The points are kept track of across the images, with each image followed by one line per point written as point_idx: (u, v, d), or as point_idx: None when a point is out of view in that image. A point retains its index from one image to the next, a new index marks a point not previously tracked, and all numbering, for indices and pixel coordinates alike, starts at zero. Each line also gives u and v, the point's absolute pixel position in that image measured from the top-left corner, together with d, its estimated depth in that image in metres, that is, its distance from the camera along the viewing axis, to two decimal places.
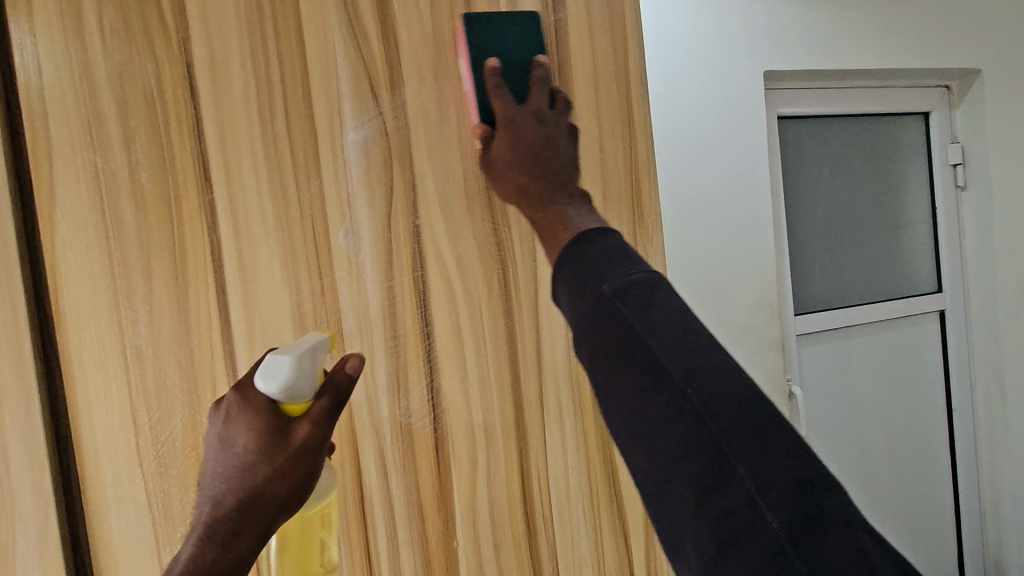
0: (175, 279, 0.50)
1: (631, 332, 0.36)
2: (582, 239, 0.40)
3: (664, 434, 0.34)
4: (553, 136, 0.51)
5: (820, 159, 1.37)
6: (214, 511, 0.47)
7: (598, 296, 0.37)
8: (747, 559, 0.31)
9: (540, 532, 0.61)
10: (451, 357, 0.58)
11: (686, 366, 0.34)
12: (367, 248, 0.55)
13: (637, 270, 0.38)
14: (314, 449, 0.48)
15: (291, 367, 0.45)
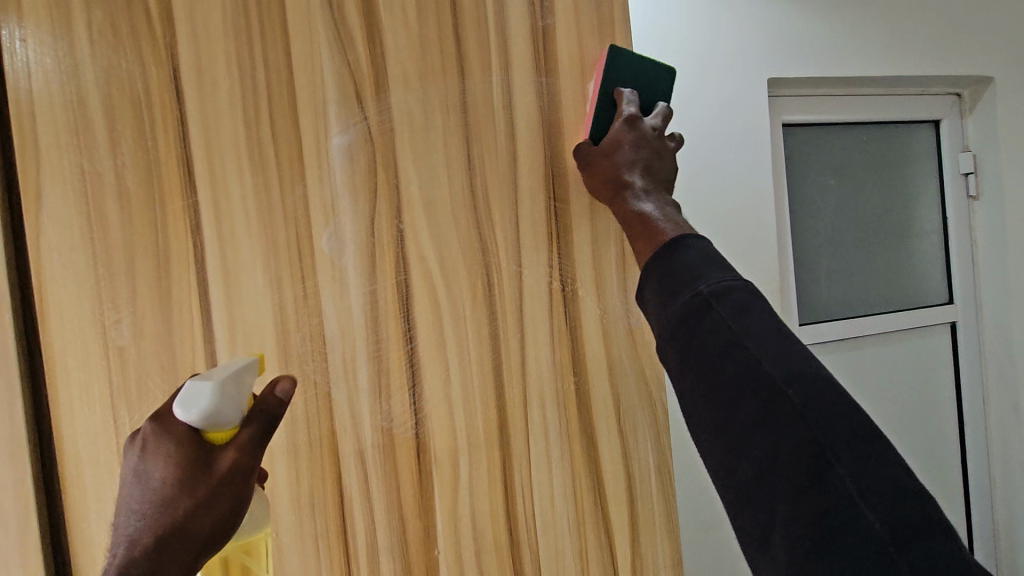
0: (158, 280, 0.51)
1: (725, 331, 0.43)
2: (689, 244, 0.49)
3: (767, 429, 0.41)
4: (654, 160, 0.60)
5: (825, 167, 1.35)
6: (128, 551, 0.46)
7: (697, 295, 0.45)
8: (846, 542, 0.37)
9: (523, 540, 0.60)
10: (433, 362, 0.57)
11: (785, 367, 0.42)
12: (350, 252, 0.55)
13: (735, 278, 0.46)
14: (241, 479, 0.49)
15: (214, 394, 0.45)
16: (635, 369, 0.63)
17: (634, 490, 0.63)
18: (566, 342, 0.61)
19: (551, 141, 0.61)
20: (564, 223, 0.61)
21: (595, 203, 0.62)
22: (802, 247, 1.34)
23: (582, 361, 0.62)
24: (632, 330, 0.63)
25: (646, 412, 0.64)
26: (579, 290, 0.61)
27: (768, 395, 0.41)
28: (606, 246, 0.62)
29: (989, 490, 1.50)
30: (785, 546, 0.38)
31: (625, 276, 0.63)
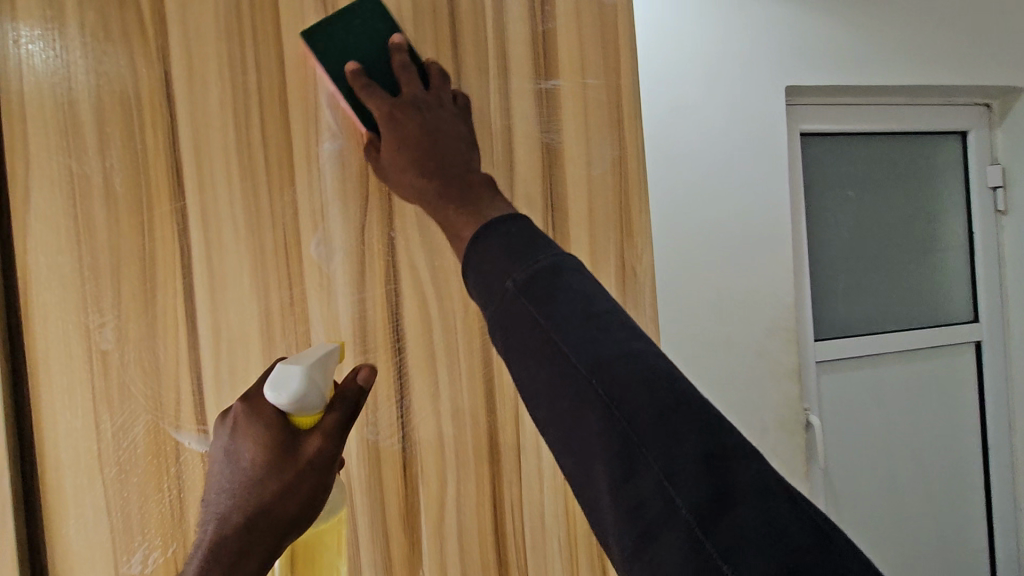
0: (143, 285, 0.51)
1: (535, 331, 0.36)
2: (490, 225, 0.40)
3: (580, 427, 0.34)
4: (441, 117, 0.50)
5: (844, 177, 1.31)
6: (221, 528, 0.46)
7: (505, 292, 0.37)
8: (666, 543, 0.31)
9: (511, 561, 0.58)
10: (422, 373, 0.56)
11: (595, 357, 0.34)
12: (340, 258, 0.54)
13: (541, 256, 0.38)
14: (326, 464, 0.47)
15: (303, 377, 0.43)
16: None
17: None
18: None
19: (549, 148, 0.59)
20: (561, 233, 0.59)
21: (594, 214, 0.60)
22: (818, 261, 1.30)
23: None
24: None
25: None
26: None
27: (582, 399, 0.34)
28: (605, 257, 0.60)
29: (1015, 517, 1.43)
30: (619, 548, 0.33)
31: (623, 289, 0.60)
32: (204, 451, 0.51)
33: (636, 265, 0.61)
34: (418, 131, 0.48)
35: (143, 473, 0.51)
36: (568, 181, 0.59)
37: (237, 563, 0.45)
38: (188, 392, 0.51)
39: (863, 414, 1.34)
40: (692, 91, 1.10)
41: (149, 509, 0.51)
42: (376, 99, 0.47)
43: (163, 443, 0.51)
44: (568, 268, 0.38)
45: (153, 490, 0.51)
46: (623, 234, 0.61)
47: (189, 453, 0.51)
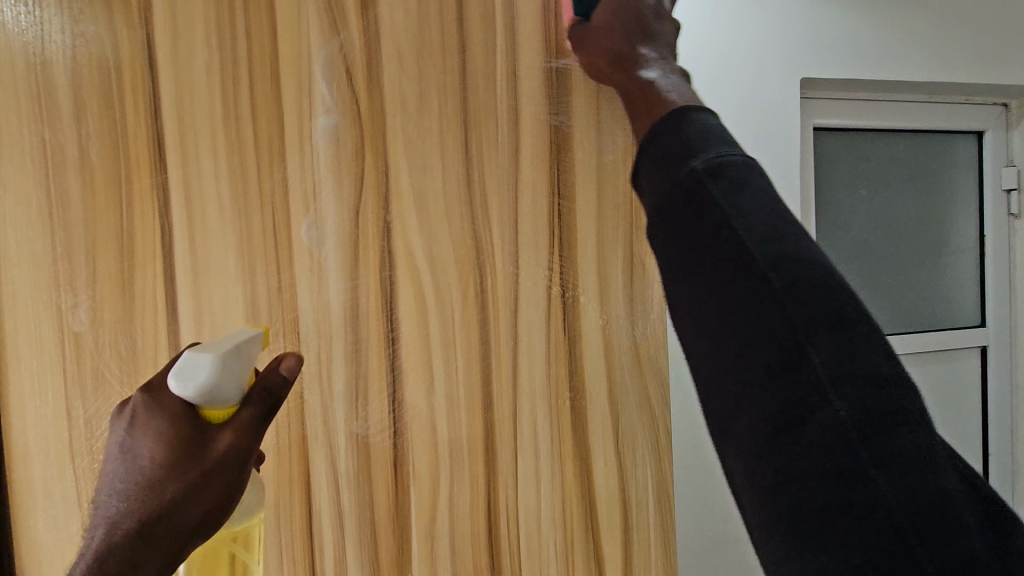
0: (120, 265, 0.47)
1: (722, 221, 0.33)
2: (684, 112, 0.37)
3: (739, 318, 0.32)
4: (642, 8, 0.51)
5: (856, 176, 1.27)
6: (108, 536, 0.41)
7: (689, 172, 0.34)
8: (809, 442, 0.30)
9: (505, 566, 0.55)
10: (416, 367, 0.53)
11: (782, 257, 0.32)
12: (331, 243, 0.51)
13: (737, 151, 0.35)
14: (237, 463, 0.44)
15: (214, 367, 0.40)
16: (638, 387, 0.57)
17: (629, 519, 0.57)
18: (564, 353, 0.55)
19: (558, 132, 0.55)
20: (568, 222, 0.56)
21: (603, 203, 0.56)
22: None
23: (579, 374, 0.56)
24: (636, 344, 0.57)
25: (647, 434, 0.57)
26: (581, 297, 0.56)
27: (752, 291, 0.32)
28: (613, 249, 0.56)
29: None
30: (749, 438, 0.31)
31: (632, 283, 0.57)
32: None
33: (646, 259, 0.57)
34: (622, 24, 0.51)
35: None
36: (577, 167, 0.56)
37: None
38: None
39: None
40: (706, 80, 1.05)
41: None
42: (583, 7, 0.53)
43: None
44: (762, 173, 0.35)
45: None
46: (633, 226, 0.57)
47: None
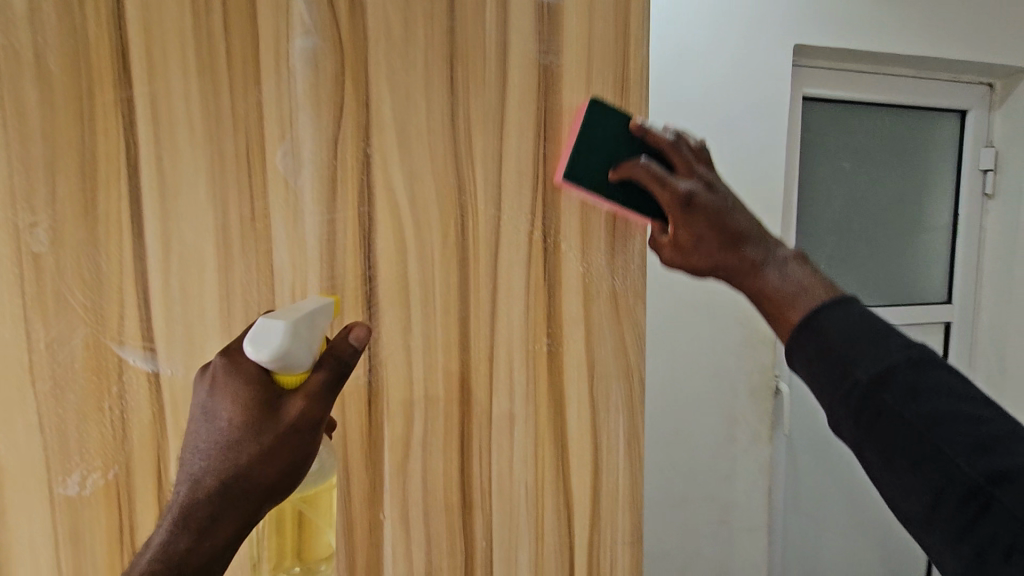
0: (83, 184, 0.45)
1: (906, 425, 0.36)
2: (818, 311, 0.40)
3: (967, 531, 0.34)
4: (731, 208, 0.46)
5: (841, 148, 1.27)
6: (192, 492, 0.42)
7: (855, 385, 0.37)
8: None
9: (476, 506, 0.56)
10: (393, 305, 0.52)
11: (972, 446, 0.34)
12: (308, 173, 0.49)
13: (894, 345, 0.38)
14: (311, 428, 0.44)
15: (288, 332, 0.40)
16: (614, 336, 0.57)
17: (599, 463, 0.58)
18: (542, 298, 0.55)
19: (547, 71, 0.54)
20: (553, 166, 0.55)
21: None
22: (806, 231, 1.27)
23: (557, 320, 0.56)
24: (614, 293, 0.57)
25: (621, 382, 0.58)
26: (562, 243, 0.55)
27: (954, 481, 0.34)
28: None
29: None
30: None
31: (614, 232, 0.56)
32: (151, 370, 0.47)
33: None
34: (720, 242, 0.45)
35: (81, 391, 0.46)
36: (566, 110, 0.54)
37: (210, 529, 0.42)
38: (133, 308, 0.47)
39: None
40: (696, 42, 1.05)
41: (86, 429, 0.47)
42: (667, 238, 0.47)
43: (104, 360, 0.47)
44: (929, 361, 0.37)
45: (92, 407, 0.47)
46: None
47: (133, 372, 0.47)
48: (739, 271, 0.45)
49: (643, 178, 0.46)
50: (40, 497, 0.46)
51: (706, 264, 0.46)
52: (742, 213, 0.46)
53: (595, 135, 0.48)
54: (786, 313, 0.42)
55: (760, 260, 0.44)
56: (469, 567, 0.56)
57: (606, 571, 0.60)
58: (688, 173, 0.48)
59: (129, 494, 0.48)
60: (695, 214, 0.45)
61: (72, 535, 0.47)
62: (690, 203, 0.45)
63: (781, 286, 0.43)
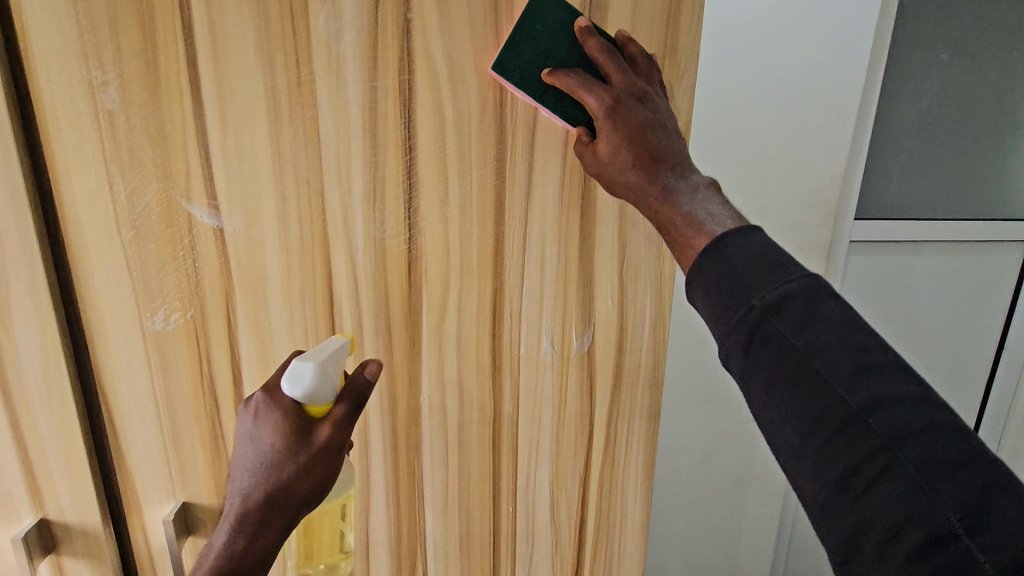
0: (143, 45, 0.48)
1: (791, 348, 0.38)
2: (723, 237, 0.43)
3: (795, 397, 0.38)
4: (666, 121, 0.50)
5: (940, 35, 1.12)
6: (245, 503, 0.52)
7: (751, 309, 0.40)
8: (888, 488, 0.35)
9: (505, 370, 0.61)
10: (432, 177, 0.54)
11: (863, 383, 0.36)
12: (350, 36, 0.50)
13: (793, 274, 0.40)
14: (336, 449, 0.53)
15: (314, 373, 0.49)
16: (648, 224, 0.57)
17: (622, 343, 0.61)
18: (577, 183, 0.56)
19: None
20: None
21: (637, 18, 0.52)
22: (883, 131, 1.16)
23: (591, 203, 0.57)
24: None
25: (652, 267, 0.59)
26: None
27: (825, 396, 0.37)
28: None
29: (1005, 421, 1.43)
30: (811, 484, 0.37)
31: None
32: (216, 225, 0.53)
33: (675, 87, 0.54)
34: (645, 129, 0.49)
35: (158, 241, 0.52)
36: None
37: (261, 532, 0.52)
38: (197, 167, 0.51)
39: (881, 307, 1.27)
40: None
41: (166, 272, 0.53)
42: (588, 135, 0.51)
43: (176, 214, 0.52)
44: (825, 293, 0.40)
45: (168, 256, 0.53)
46: (666, 49, 0.53)
47: (201, 226, 0.53)
48: (650, 194, 0.49)
49: (569, 88, 0.49)
50: (133, 328, 0.54)
51: (622, 182, 0.50)
52: (667, 127, 0.50)
53: (533, 27, 0.49)
54: (690, 238, 0.46)
55: (672, 183, 0.48)
56: (498, 423, 0.63)
57: (623, 438, 0.65)
58: (619, 84, 0.49)
59: (206, 333, 0.55)
60: (618, 124, 0.48)
61: (160, 362, 0.56)
62: (616, 108, 0.48)
63: (700, 207, 0.47)
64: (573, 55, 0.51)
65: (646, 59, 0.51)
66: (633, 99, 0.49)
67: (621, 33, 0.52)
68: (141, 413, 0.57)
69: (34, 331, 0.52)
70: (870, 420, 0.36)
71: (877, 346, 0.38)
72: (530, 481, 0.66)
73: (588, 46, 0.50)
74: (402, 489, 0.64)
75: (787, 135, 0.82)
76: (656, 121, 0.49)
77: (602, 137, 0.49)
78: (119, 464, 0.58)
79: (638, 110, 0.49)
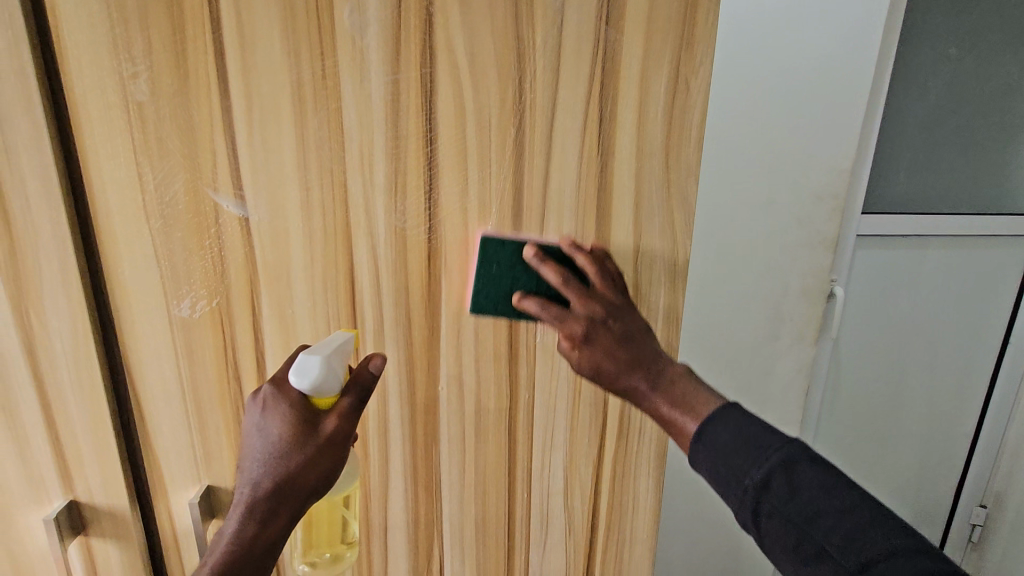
0: (173, 38, 0.49)
1: (788, 519, 0.44)
2: (702, 435, 0.49)
3: (804, 561, 0.44)
4: (631, 320, 0.55)
5: (949, 28, 1.12)
6: (252, 492, 0.52)
7: (746, 491, 0.46)
8: None
9: (521, 358, 0.62)
10: (452, 168, 0.55)
11: (843, 539, 0.42)
12: (374, 30, 0.51)
13: (769, 450, 0.46)
14: (342, 441, 0.54)
15: (321, 365, 0.51)
16: (663, 213, 0.59)
17: None
18: (594, 174, 0.57)
19: None
20: (615, 29, 0.53)
21: (654, 12, 0.53)
22: (892, 125, 1.17)
23: (607, 193, 0.58)
24: (667, 166, 0.57)
25: (666, 256, 0.60)
26: (618, 112, 0.56)
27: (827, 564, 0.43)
28: (659, 64, 0.55)
29: (1009, 414, 1.44)
30: None
31: (673, 102, 0.56)
32: (241, 215, 0.54)
33: (691, 80, 0.55)
34: (616, 343, 0.54)
35: (185, 230, 0.54)
36: None
37: (270, 520, 0.52)
38: (224, 158, 0.52)
39: (889, 302, 1.28)
40: (754, 29, 0.89)
41: (192, 261, 0.54)
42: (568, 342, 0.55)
43: (203, 204, 0.53)
44: (800, 458, 0.46)
45: (195, 245, 0.54)
46: (683, 42, 0.54)
47: (227, 216, 0.54)
48: (639, 391, 0.53)
49: (543, 315, 0.54)
50: (161, 315, 0.56)
51: (610, 385, 0.54)
52: (632, 323, 0.55)
53: (490, 269, 0.57)
54: (682, 427, 0.51)
55: (653, 378, 0.53)
56: (513, 410, 0.64)
57: (636, 426, 0.66)
58: (584, 303, 0.54)
59: (231, 320, 0.57)
60: (594, 347, 0.54)
61: (187, 349, 0.57)
62: (589, 330, 0.54)
63: (681, 396, 0.52)
64: (534, 279, 0.56)
65: (593, 267, 0.55)
66: (600, 318, 0.54)
67: (567, 240, 0.57)
68: (168, 398, 0.58)
69: (65, 318, 0.54)
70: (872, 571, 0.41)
71: (853, 502, 0.44)
72: (545, 466, 0.67)
73: (544, 271, 0.55)
74: (420, 474, 0.66)
75: (795, 130, 0.92)
76: (622, 327, 0.54)
77: (581, 351, 0.55)
78: (145, 448, 0.60)
79: (608, 328, 0.54)
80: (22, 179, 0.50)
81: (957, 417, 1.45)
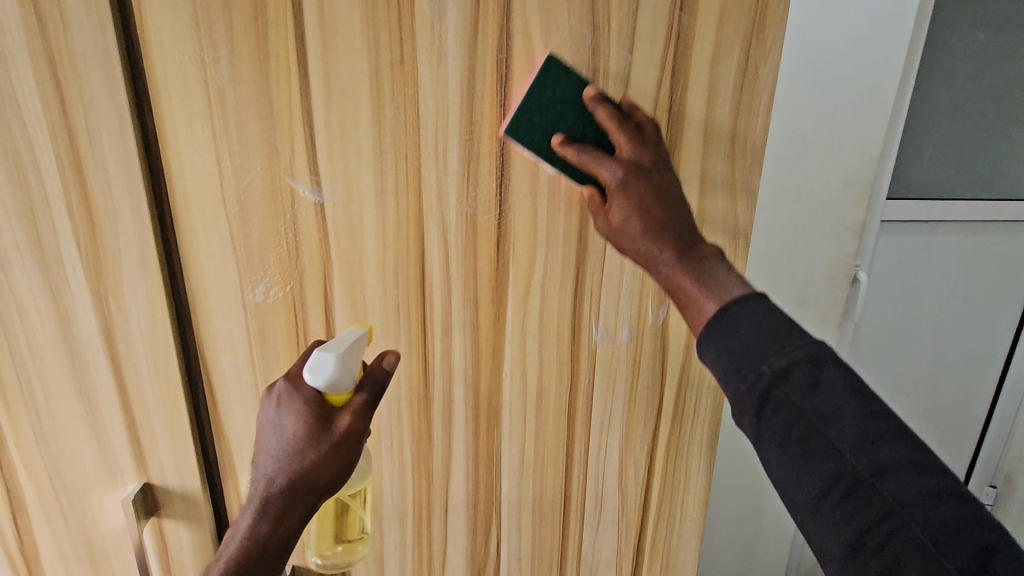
0: (254, 22, 0.49)
1: (801, 413, 0.43)
2: (733, 304, 0.47)
3: (812, 464, 0.43)
4: (671, 189, 0.53)
5: (982, 14, 1.12)
6: (268, 488, 0.54)
7: (761, 375, 0.44)
8: (895, 545, 0.40)
9: (583, 342, 0.63)
10: (524, 153, 0.55)
11: (859, 441, 0.42)
12: (452, 14, 0.51)
13: (795, 344, 0.45)
14: (357, 438, 0.55)
15: (336, 363, 0.52)
16: (726, 197, 0.59)
17: None
18: None
19: None
20: (688, 14, 0.53)
21: None
22: (920, 110, 1.17)
23: None
24: (733, 153, 0.57)
25: (727, 240, 0.60)
26: (688, 96, 0.56)
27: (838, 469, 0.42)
28: (730, 50, 0.54)
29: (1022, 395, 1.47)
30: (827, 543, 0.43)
31: (741, 88, 0.55)
32: (317, 201, 0.54)
33: (760, 67, 0.54)
34: (655, 200, 0.52)
35: (262, 215, 0.54)
36: None
37: (284, 515, 0.54)
38: (303, 141, 0.52)
39: (898, 291, 1.29)
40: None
41: (267, 246, 0.55)
42: (608, 168, 0.52)
43: (281, 189, 0.53)
44: (824, 358, 0.44)
45: (271, 231, 0.54)
46: (754, 30, 0.53)
47: (303, 202, 0.54)
48: (666, 263, 0.52)
49: (580, 163, 0.53)
50: (235, 301, 0.56)
51: (638, 252, 0.53)
52: (671, 185, 0.53)
53: (543, 94, 0.52)
54: (702, 306, 0.50)
55: (682, 259, 0.52)
56: (573, 393, 0.65)
57: (691, 407, 0.67)
58: (628, 147, 0.52)
59: (303, 303, 0.57)
60: (630, 190, 0.52)
61: (259, 334, 0.58)
62: (633, 171, 0.52)
63: (712, 278, 0.51)
64: (585, 121, 0.54)
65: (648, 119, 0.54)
66: (645, 166, 0.52)
67: (626, 98, 0.55)
68: (240, 383, 0.59)
69: (143, 303, 0.54)
70: (880, 482, 0.41)
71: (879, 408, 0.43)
72: (601, 448, 0.68)
73: (597, 114, 0.52)
74: (481, 454, 0.67)
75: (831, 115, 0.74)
76: (663, 191, 0.53)
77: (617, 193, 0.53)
78: (217, 431, 0.61)
79: (650, 179, 0.52)
80: (102, 164, 0.50)
81: (965, 400, 1.47)
